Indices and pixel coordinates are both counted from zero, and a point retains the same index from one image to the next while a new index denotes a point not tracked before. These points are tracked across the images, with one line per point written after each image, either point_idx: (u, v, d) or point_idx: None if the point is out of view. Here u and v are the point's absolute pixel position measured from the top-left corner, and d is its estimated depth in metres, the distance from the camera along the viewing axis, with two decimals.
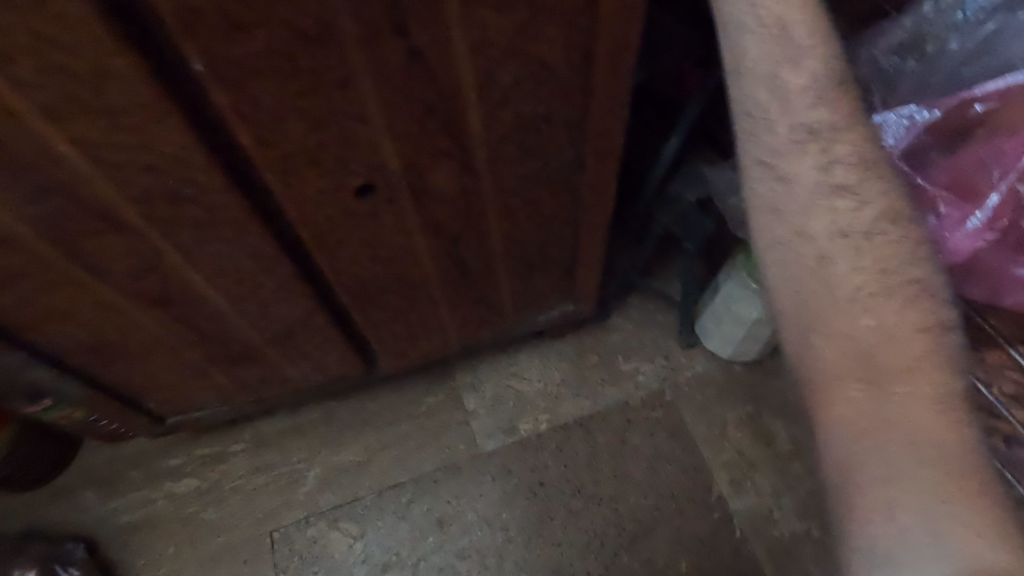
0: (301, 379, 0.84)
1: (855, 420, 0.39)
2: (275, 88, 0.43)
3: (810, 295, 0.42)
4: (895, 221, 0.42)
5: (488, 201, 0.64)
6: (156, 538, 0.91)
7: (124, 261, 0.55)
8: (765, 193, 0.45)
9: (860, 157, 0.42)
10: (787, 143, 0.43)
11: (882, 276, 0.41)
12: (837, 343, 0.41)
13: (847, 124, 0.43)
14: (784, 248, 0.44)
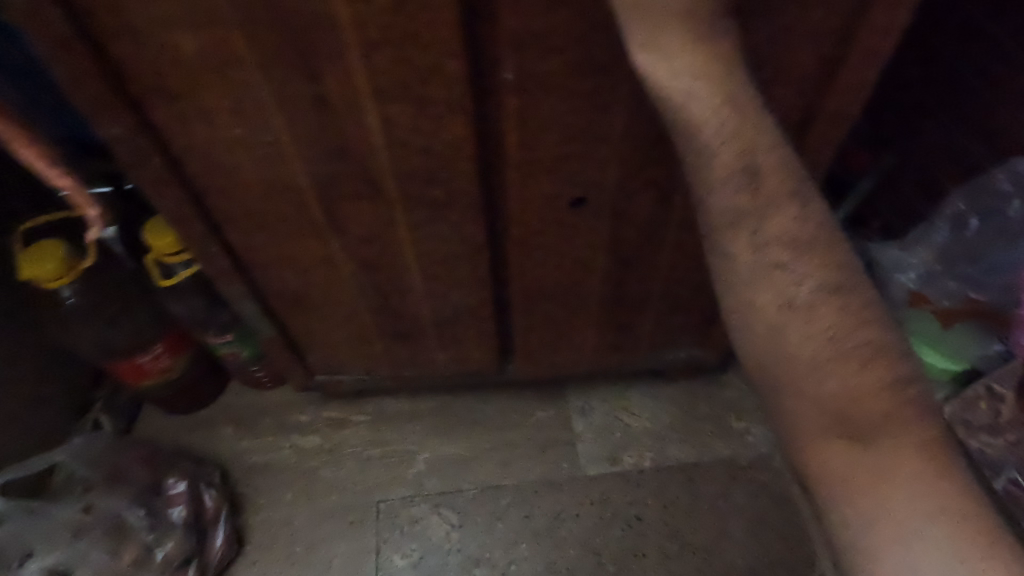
0: (442, 365, 0.91)
1: (848, 473, 0.39)
2: (552, 102, 0.51)
3: (773, 362, 0.41)
4: (836, 291, 0.40)
5: (669, 235, 0.69)
6: (276, 482, 0.98)
7: (362, 224, 0.64)
8: (719, 271, 0.43)
9: (791, 233, 0.40)
10: (722, 219, 0.41)
11: (798, 322, 0.40)
12: (811, 408, 0.40)
13: (773, 202, 0.40)
14: (740, 317, 0.42)
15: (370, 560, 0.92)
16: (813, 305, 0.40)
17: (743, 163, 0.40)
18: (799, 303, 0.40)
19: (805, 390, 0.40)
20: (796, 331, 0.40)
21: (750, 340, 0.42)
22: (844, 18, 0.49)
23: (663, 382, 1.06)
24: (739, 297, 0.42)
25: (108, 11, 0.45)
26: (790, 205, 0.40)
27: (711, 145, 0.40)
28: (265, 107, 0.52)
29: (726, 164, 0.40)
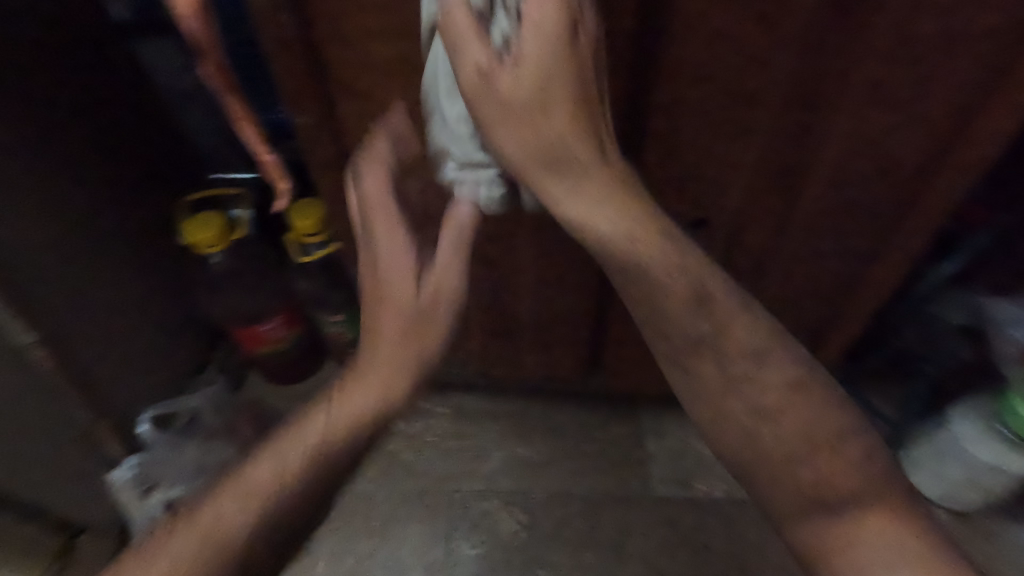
0: (531, 367, 0.96)
1: (828, 546, 0.51)
2: (697, 125, 0.56)
3: (742, 452, 0.54)
4: (795, 383, 0.53)
5: (779, 265, 0.72)
6: (360, 460, 1.03)
7: (492, 223, 0.71)
8: (688, 383, 0.55)
9: (747, 347, 0.53)
10: (681, 346, 0.54)
11: (764, 418, 0.53)
12: (786, 485, 0.52)
13: (726, 323, 0.52)
14: (714, 418, 0.55)
15: (441, 545, 0.96)
16: (777, 405, 0.52)
17: (693, 290, 0.52)
18: (758, 402, 0.53)
19: (782, 465, 0.52)
20: (763, 426, 0.53)
21: (730, 435, 0.54)
22: (989, 71, 0.51)
23: None
24: (715, 403, 0.54)
25: (327, 18, 0.53)
26: (740, 320, 0.53)
27: (664, 279, 0.51)
28: None
29: (681, 294, 0.51)
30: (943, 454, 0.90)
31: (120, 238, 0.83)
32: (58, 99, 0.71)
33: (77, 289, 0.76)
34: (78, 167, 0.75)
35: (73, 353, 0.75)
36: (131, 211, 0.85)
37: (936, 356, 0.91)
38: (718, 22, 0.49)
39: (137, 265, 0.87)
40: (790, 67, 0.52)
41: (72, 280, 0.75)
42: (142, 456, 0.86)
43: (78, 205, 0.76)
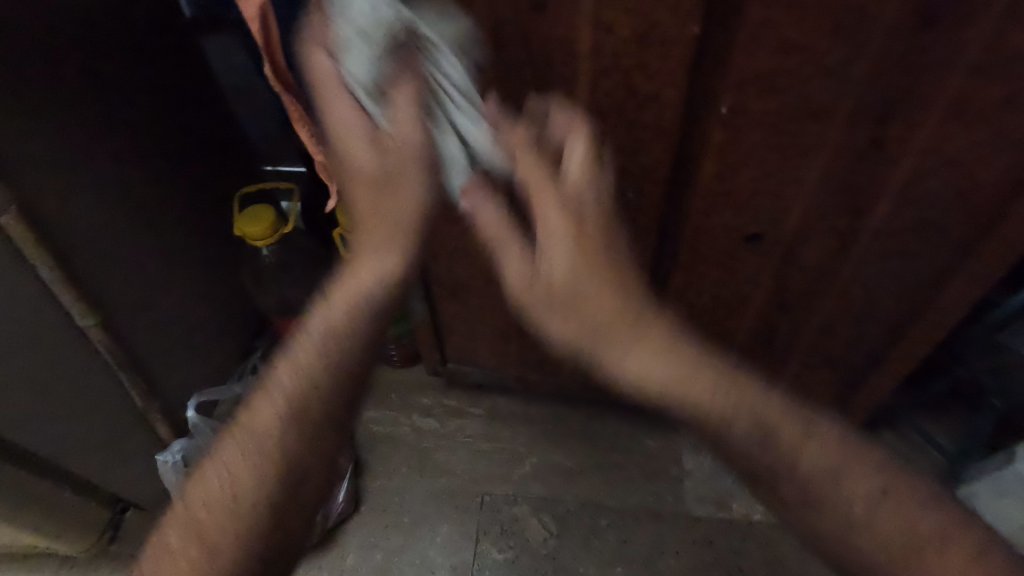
0: (569, 374, 0.95)
1: None
2: (758, 139, 0.54)
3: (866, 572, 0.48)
4: (894, 478, 0.49)
5: (837, 286, 0.68)
6: (393, 455, 1.04)
7: None
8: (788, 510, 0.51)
9: (832, 451, 0.50)
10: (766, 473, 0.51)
11: (879, 520, 0.48)
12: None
13: (803, 442, 0.50)
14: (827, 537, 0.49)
15: (469, 546, 0.95)
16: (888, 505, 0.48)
17: (759, 418, 0.50)
18: (861, 510, 0.48)
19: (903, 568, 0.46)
20: (882, 527, 0.47)
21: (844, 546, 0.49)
22: None
23: None
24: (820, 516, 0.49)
25: None
26: (813, 434, 0.50)
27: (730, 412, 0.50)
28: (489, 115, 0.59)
29: (751, 426, 0.50)
30: (1010, 493, 0.83)
31: (179, 229, 0.87)
32: (129, 98, 0.75)
33: (139, 277, 0.80)
34: (144, 162, 0.79)
35: (128, 337, 0.79)
36: (190, 203, 0.88)
37: (1005, 390, 0.85)
38: (787, 35, 0.47)
39: (193, 255, 0.90)
40: (863, 82, 0.49)
41: (133, 268, 0.78)
42: (188, 441, 0.87)
43: (142, 199, 0.79)
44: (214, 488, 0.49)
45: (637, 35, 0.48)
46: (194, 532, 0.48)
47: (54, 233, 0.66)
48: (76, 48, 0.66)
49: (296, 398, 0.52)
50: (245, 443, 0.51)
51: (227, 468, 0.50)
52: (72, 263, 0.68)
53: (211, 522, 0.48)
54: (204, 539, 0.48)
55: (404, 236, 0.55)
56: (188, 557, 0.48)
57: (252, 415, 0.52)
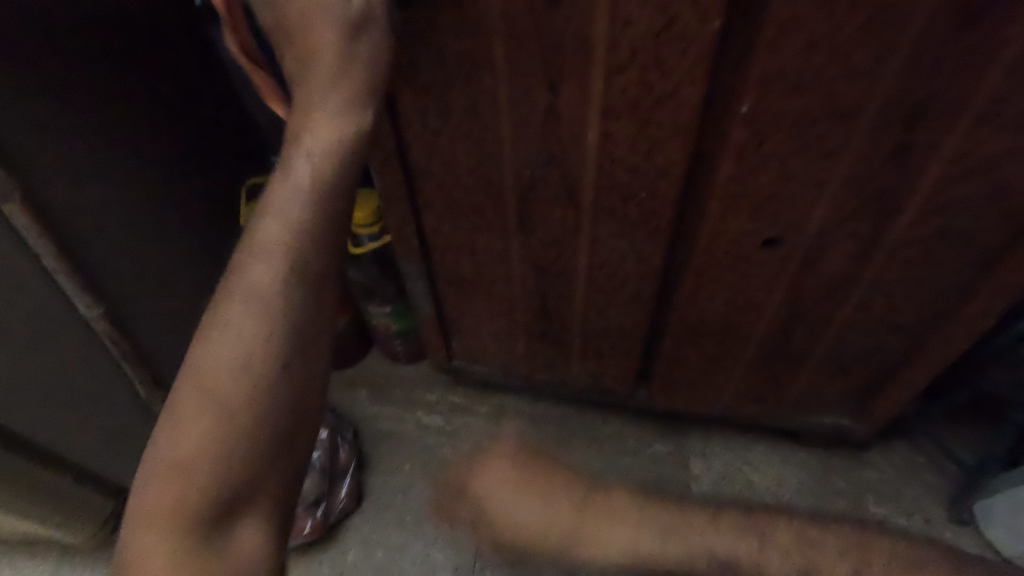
0: (576, 376, 0.93)
1: None
2: (780, 140, 0.52)
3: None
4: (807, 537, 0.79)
5: (855, 293, 0.66)
6: (396, 452, 1.03)
7: (548, 228, 0.68)
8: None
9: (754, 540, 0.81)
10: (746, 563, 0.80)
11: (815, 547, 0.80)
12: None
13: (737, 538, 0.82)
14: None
15: (471, 548, 0.94)
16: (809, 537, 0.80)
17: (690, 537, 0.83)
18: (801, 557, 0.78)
19: None
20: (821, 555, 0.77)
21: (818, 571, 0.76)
22: None
23: (798, 446, 1.01)
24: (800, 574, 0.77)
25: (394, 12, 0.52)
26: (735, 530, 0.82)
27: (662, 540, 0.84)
28: (498, 111, 0.57)
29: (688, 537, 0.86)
30: None
31: (186, 221, 0.86)
32: (139, 88, 0.74)
33: (146, 269, 0.79)
34: (153, 154, 0.78)
35: (135, 329, 0.78)
36: (197, 196, 0.87)
37: None
38: (816, 31, 0.44)
39: (199, 247, 0.89)
40: (894, 81, 0.46)
41: (141, 260, 0.78)
42: None
43: (151, 190, 0.78)
44: (189, 412, 0.44)
45: (655, 30, 0.46)
46: (173, 466, 0.43)
47: (63, 222, 0.65)
48: (87, 38, 0.65)
49: (268, 304, 0.46)
50: (216, 359, 0.45)
51: (201, 387, 0.45)
52: (80, 254, 0.68)
53: (194, 451, 0.43)
54: (189, 472, 0.43)
55: (364, 91, 0.48)
56: (171, 500, 0.42)
57: (218, 332, 0.46)
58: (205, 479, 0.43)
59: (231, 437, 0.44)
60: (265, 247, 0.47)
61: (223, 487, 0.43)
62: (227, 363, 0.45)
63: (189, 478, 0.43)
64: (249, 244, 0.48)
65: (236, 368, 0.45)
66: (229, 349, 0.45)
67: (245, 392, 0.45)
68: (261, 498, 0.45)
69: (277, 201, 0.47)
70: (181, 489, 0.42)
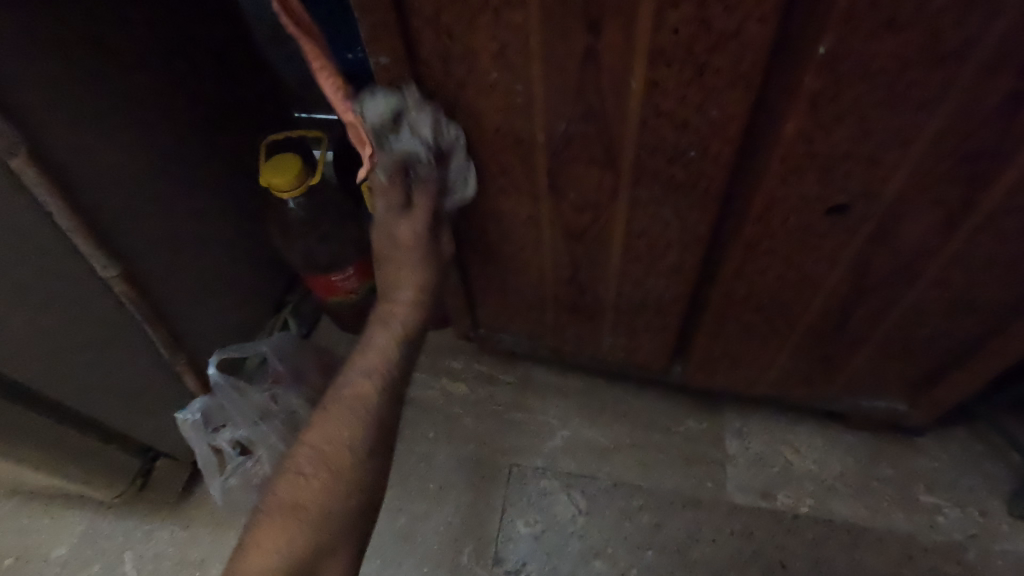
0: (608, 349, 0.88)
1: None
2: (861, 89, 0.44)
3: None
4: None
5: (932, 270, 0.58)
6: (420, 419, 1.01)
7: (583, 191, 0.62)
8: None
9: None
10: None
11: None
12: None
13: None
14: None
15: (494, 519, 0.92)
16: None
17: None
18: None
19: None
20: None
21: None
22: None
23: (845, 428, 0.95)
24: None
25: None
26: None
27: None
28: (529, 56, 0.50)
29: None
30: None
31: (201, 175, 0.82)
32: (137, 31, 0.68)
33: (160, 223, 0.76)
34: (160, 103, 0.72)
35: (156, 295, 0.77)
36: (210, 147, 0.82)
37: None
38: None
39: (216, 205, 0.85)
40: (1018, 16, 0.38)
41: (155, 216, 0.75)
42: (210, 399, 0.84)
43: (160, 142, 0.74)
44: (305, 477, 0.57)
45: None
46: (290, 513, 0.55)
47: (69, 174, 0.62)
48: None
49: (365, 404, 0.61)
50: (326, 441, 0.59)
51: (314, 457, 0.58)
52: (91, 209, 0.65)
53: (307, 505, 0.56)
54: (300, 517, 0.55)
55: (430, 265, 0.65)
56: (285, 535, 0.54)
57: (331, 421, 0.60)
58: (312, 529, 0.55)
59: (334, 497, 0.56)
60: (366, 370, 0.63)
61: (324, 532, 0.55)
62: (336, 446, 0.59)
63: (300, 526, 0.54)
64: (353, 367, 0.64)
65: (342, 448, 0.59)
66: (338, 432, 0.59)
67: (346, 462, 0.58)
68: (347, 542, 0.56)
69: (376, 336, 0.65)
70: (298, 536, 0.54)
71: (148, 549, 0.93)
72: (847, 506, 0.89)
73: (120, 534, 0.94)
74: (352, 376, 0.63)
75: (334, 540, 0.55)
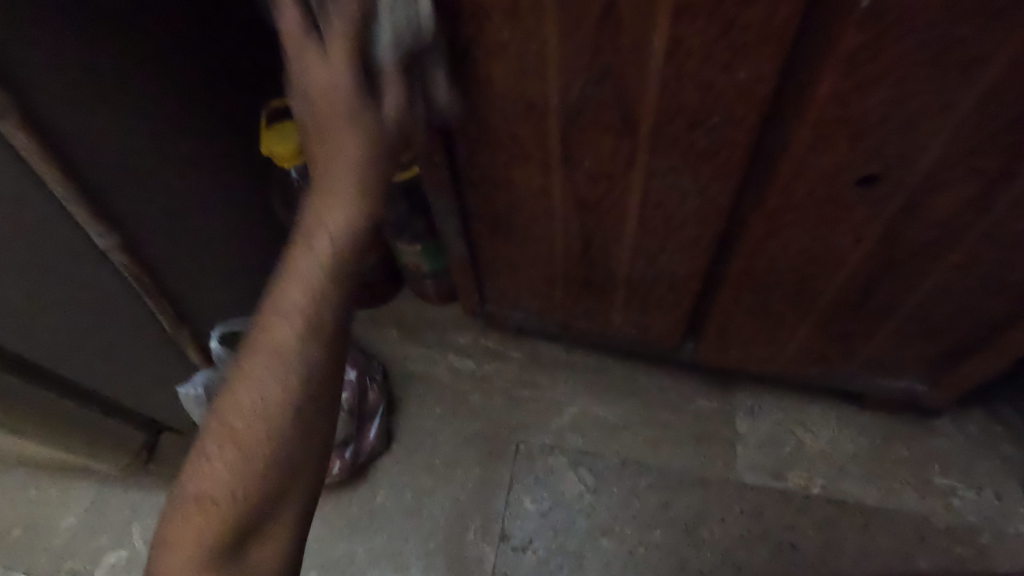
0: (618, 325, 0.86)
1: None
2: (902, 48, 0.41)
3: None
4: None
5: (963, 245, 0.55)
6: (426, 395, 1.00)
7: (597, 160, 0.59)
8: None
9: None
10: None
11: None
12: None
13: None
14: None
15: (501, 496, 0.92)
16: None
17: None
18: None
19: None
20: None
21: None
22: None
23: (859, 408, 0.93)
24: None
25: None
26: None
27: None
28: (542, 14, 0.47)
29: None
30: None
31: (195, 134, 0.77)
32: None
33: (155, 185, 0.72)
34: (149, 60, 0.68)
35: (162, 266, 0.75)
36: (205, 106, 0.78)
37: None
38: None
39: (210, 166, 0.81)
40: None
41: (149, 178, 0.71)
42: (211, 372, 0.83)
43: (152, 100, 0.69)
44: (209, 459, 0.47)
45: None
46: (195, 506, 0.46)
47: (58, 137, 0.58)
48: None
49: (284, 371, 0.47)
50: (234, 411, 0.47)
51: (224, 435, 0.47)
52: (84, 174, 0.62)
53: (211, 493, 0.46)
54: (209, 512, 0.45)
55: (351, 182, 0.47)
56: (191, 532, 0.45)
57: (243, 391, 0.47)
58: (218, 525, 0.45)
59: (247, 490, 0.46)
60: (283, 308, 0.48)
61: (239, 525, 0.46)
62: (248, 420, 0.47)
63: (202, 521, 0.45)
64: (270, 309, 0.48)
65: (258, 426, 0.47)
66: (247, 401, 0.47)
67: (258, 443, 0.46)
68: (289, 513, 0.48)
69: (297, 272, 0.48)
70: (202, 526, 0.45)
71: (155, 521, 0.93)
72: (858, 487, 0.88)
73: (126, 506, 0.95)
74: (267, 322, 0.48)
75: (262, 520, 0.46)
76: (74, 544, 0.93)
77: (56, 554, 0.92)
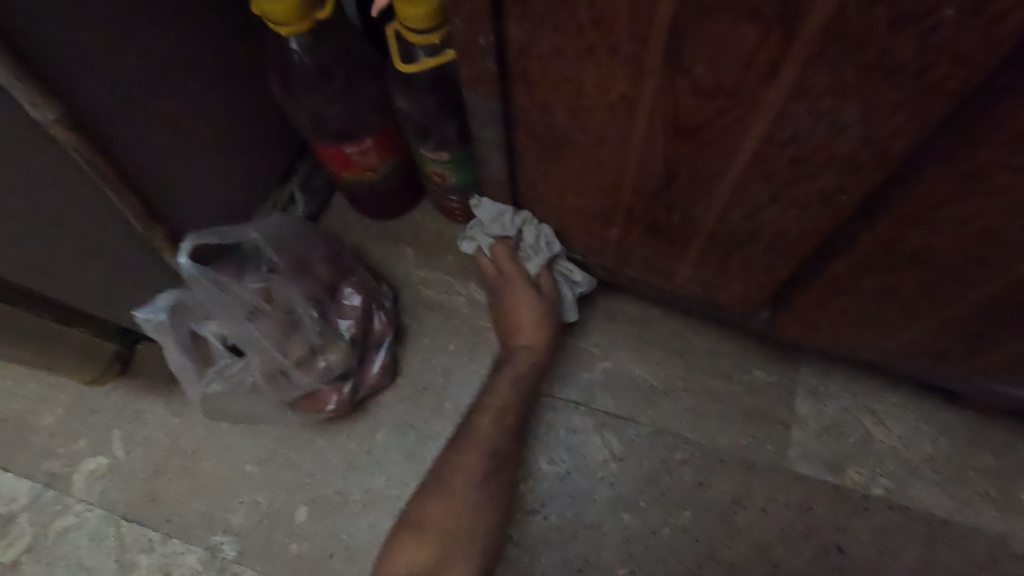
0: (682, 280, 0.70)
1: None
2: None
3: None
4: None
5: None
6: (442, 329, 0.86)
7: (719, 67, 0.40)
8: None
9: None
10: None
11: None
12: None
13: None
14: None
15: None
16: None
17: None
18: None
19: None
20: None
21: None
22: None
23: (943, 403, 0.79)
24: None
25: None
26: None
27: None
28: None
29: None
30: None
31: None
32: None
33: (107, 41, 0.53)
34: None
35: (126, 161, 0.58)
36: None
37: None
38: None
39: (183, 28, 0.62)
40: None
41: (98, 26, 0.52)
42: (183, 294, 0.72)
43: None
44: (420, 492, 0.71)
45: None
46: (413, 533, 0.68)
47: None
48: None
49: (473, 456, 0.72)
50: (437, 480, 0.71)
51: (431, 487, 0.71)
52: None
53: (428, 520, 0.69)
54: (424, 536, 0.68)
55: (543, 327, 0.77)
56: (409, 554, 0.67)
57: (445, 466, 0.72)
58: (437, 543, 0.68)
59: (449, 515, 0.69)
60: (482, 412, 0.74)
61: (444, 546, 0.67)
62: (448, 476, 0.71)
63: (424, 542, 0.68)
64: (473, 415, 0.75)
65: (455, 484, 0.70)
66: (453, 470, 0.71)
67: (458, 496, 0.70)
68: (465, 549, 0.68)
69: (500, 382, 0.76)
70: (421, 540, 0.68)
71: (137, 431, 0.84)
72: (931, 495, 0.76)
73: (109, 410, 0.86)
74: (468, 422, 0.74)
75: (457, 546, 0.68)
76: (52, 445, 0.85)
77: (33, 452, 0.85)
